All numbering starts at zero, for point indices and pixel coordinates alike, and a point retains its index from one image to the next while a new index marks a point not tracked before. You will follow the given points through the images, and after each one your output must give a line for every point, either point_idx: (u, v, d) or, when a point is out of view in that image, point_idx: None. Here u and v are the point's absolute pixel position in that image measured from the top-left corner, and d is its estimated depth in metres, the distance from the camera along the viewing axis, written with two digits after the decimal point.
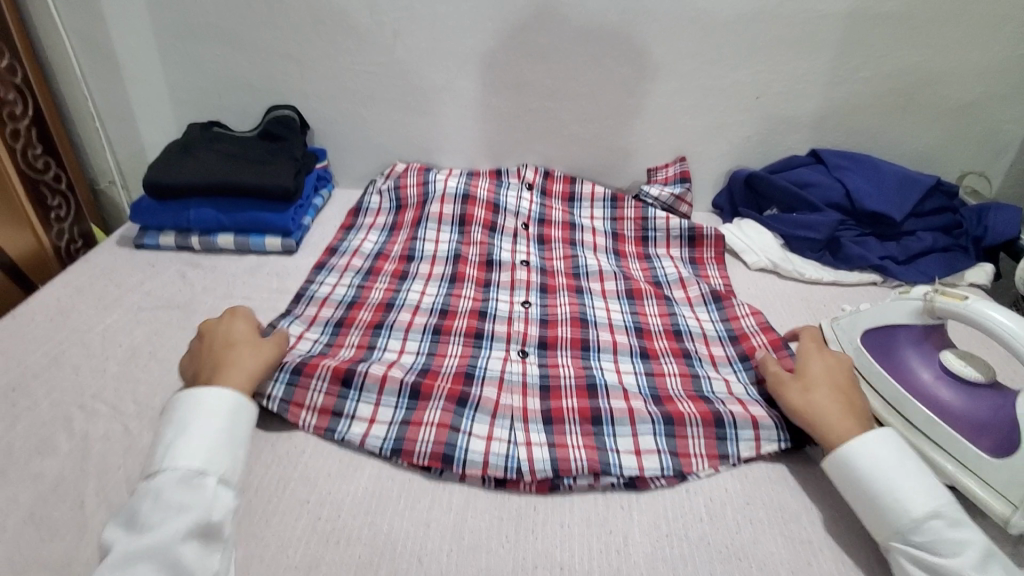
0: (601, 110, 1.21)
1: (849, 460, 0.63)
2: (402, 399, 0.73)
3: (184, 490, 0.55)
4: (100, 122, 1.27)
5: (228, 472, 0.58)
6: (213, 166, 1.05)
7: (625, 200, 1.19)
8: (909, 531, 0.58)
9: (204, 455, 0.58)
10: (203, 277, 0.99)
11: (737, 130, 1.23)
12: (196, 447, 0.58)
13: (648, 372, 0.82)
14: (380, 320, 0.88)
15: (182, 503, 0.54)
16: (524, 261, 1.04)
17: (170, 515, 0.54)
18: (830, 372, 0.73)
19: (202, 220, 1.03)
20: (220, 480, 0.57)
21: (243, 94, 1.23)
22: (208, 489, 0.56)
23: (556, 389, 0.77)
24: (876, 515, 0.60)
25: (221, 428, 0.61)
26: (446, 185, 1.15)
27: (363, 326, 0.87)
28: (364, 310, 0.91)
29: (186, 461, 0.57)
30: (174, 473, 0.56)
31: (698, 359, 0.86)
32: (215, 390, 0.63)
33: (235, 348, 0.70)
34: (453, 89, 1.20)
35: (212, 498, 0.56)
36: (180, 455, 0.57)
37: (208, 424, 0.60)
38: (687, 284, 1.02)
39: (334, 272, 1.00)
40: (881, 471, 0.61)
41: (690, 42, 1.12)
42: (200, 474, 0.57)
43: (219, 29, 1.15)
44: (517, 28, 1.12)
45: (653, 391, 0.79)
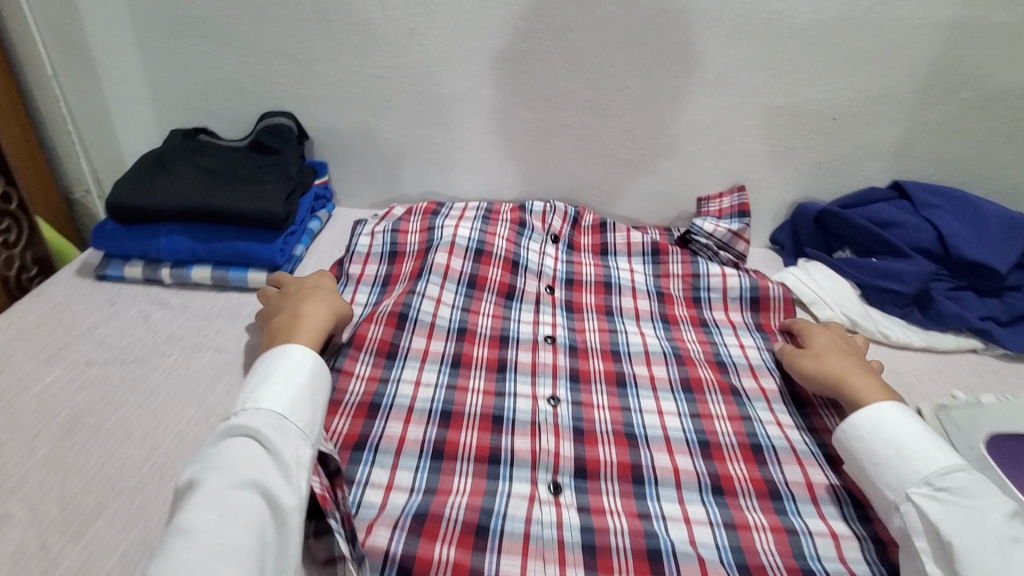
0: (646, 128, 1.03)
1: (879, 417, 0.64)
2: None
3: (271, 434, 0.57)
4: (73, 125, 1.12)
5: (307, 421, 0.60)
6: (190, 184, 0.90)
7: (670, 253, 1.00)
8: (935, 478, 0.58)
9: (288, 402, 0.60)
10: (170, 321, 0.83)
11: (806, 155, 1.04)
12: (280, 395, 0.60)
13: (727, 523, 0.62)
14: (361, 436, 0.68)
15: (273, 446, 0.56)
16: (549, 337, 0.85)
17: (259, 455, 0.55)
18: (836, 343, 0.79)
19: (174, 250, 0.87)
20: (302, 429, 0.59)
21: (233, 97, 1.06)
22: (292, 433, 0.58)
23: (604, 555, 0.58)
24: (901, 465, 0.60)
25: (305, 382, 0.63)
26: (456, 235, 0.95)
27: (340, 443, 0.67)
28: (340, 416, 0.71)
29: (272, 405, 0.59)
30: (262, 414, 0.58)
31: (791, 498, 0.66)
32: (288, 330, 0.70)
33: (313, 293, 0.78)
34: (474, 98, 1.03)
35: (295, 445, 0.57)
36: (267, 400, 0.59)
37: (294, 377, 0.63)
38: (758, 373, 0.82)
39: None
40: (916, 432, 0.62)
41: (759, 52, 0.94)
42: (284, 418, 0.58)
43: (204, 21, 0.99)
44: (552, 30, 0.94)
45: (737, 558, 0.58)
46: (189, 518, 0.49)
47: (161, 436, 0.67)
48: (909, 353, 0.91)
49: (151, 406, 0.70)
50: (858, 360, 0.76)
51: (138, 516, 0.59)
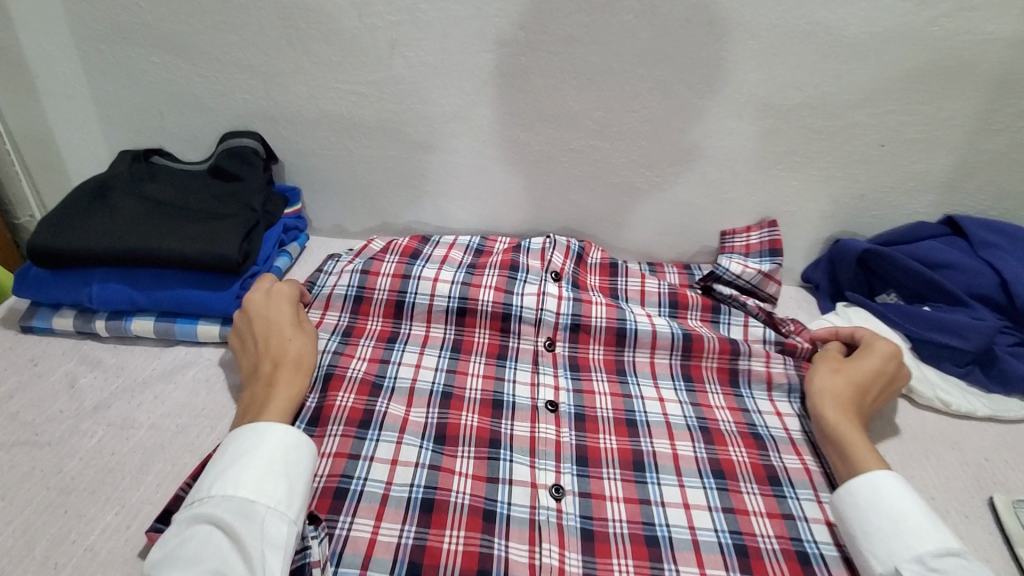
0: (666, 153, 0.90)
1: (880, 481, 0.59)
2: None
3: (236, 523, 0.51)
4: (12, 145, 0.99)
5: (279, 501, 0.53)
6: (134, 221, 0.77)
7: (690, 305, 0.87)
8: (928, 558, 0.53)
9: (257, 482, 0.53)
10: (101, 386, 0.70)
11: (847, 186, 0.91)
12: (248, 474, 0.53)
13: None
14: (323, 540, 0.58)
15: (236, 537, 0.50)
16: (551, 404, 0.72)
17: (222, 544, 0.50)
18: (875, 380, 0.71)
19: (110, 300, 0.74)
20: (273, 511, 0.52)
21: (192, 115, 0.93)
22: (259, 520, 0.51)
23: None
24: (894, 535, 0.55)
25: (277, 457, 0.55)
26: (434, 293, 0.81)
27: None
28: None
29: (238, 487, 0.53)
30: (227, 498, 0.52)
31: None
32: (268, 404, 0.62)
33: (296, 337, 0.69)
34: (468, 118, 0.90)
35: (263, 532, 0.51)
36: (233, 482, 0.53)
37: (263, 451, 0.55)
38: (802, 453, 0.69)
39: None
40: (915, 502, 0.57)
41: (798, 68, 0.81)
42: (250, 503, 0.52)
43: (155, 28, 0.85)
44: (558, 41, 0.81)
45: None
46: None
47: (66, 552, 0.54)
48: (973, 423, 0.78)
49: (60, 509, 0.57)
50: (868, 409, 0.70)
51: None
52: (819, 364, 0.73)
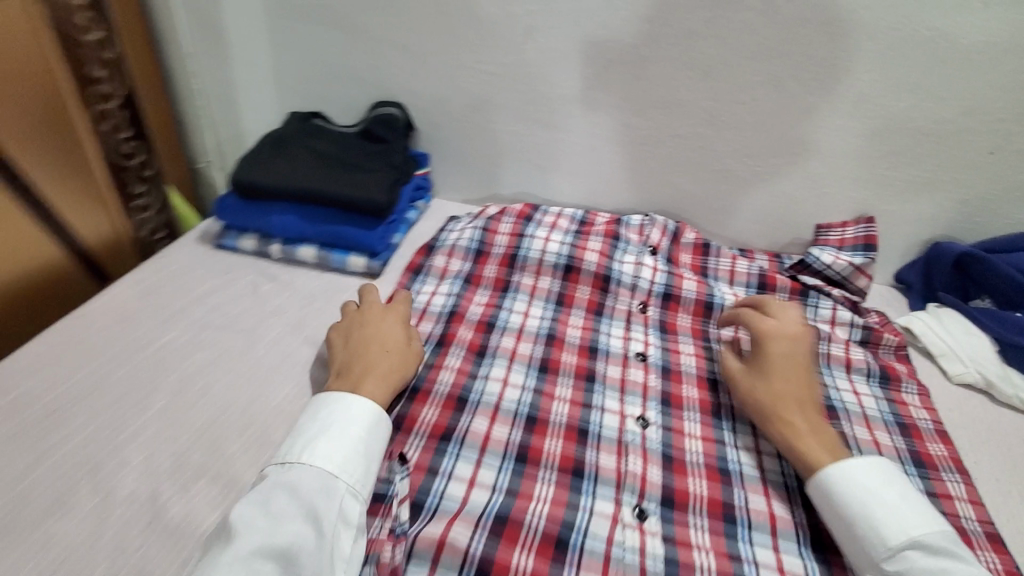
0: (770, 144, 0.96)
1: (834, 489, 0.60)
2: None
3: (318, 495, 0.55)
4: (201, 101, 1.16)
5: (358, 482, 0.58)
6: (305, 167, 0.94)
7: (777, 287, 0.93)
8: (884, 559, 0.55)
9: (340, 459, 0.58)
10: (276, 294, 0.88)
11: (950, 190, 0.93)
12: (333, 450, 0.58)
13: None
14: (448, 427, 0.70)
15: (316, 510, 0.54)
16: (640, 354, 0.82)
17: (301, 515, 0.54)
18: (789, 366, 0.70)
19: (286, 228, 0.92)
20: (350, 490, 0.57)
21: (350, 85, 1.10)
22: (338, 496, 0.56)
23: None
24: (853, 539, 0.57)
25: (360, 438, 0.61)
26: (545, 250, 0.94)
27: (427, 433, 0.70)
28: (428, 406, 0.73)
29: (323, 461, 0.57)
30: (312, 470, 0.56)
31: None
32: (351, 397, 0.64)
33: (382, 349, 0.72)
34: (586, 101, 1.00)
35: (340, 508, 0.56)
36: (320, 454, 0.58)
37: (349, 430, 0.61)
38: (873, 426, 0.75)
39: None
40: (875, 499, 0.57)
41: (910, 72, 0.85)
42: (334, 478, 0.56)
43: (334, 10, 1.02)
44: (679, 35, 0.90)
45: None
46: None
47: (260, 405, 0.70)
48: None
49: (252, 375, 0.74)
50: (808, 392, 0.68)
51: (234, 479, 0.62)
52: (734, 375, 0.72)
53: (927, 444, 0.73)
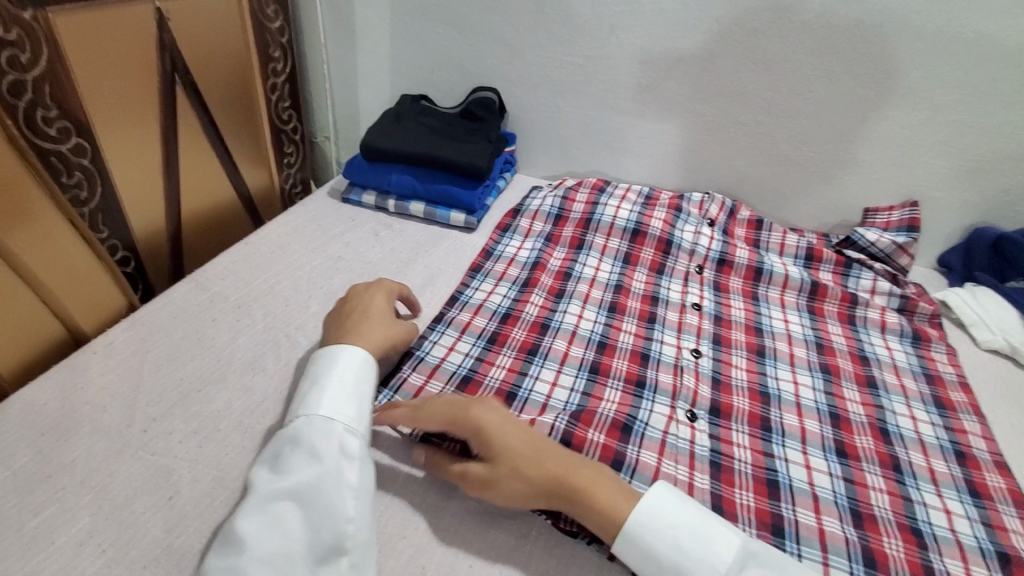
0: (822, 133, 1.08)
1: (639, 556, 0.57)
2: None
3: (314, 437, 0.60)
4: (330, 83, 1.39)
5: (353, 420, 0.62)
6: (417, 137, 1.14)
7: (823, 259, 1.04)
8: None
9: (332, 404, 0.63)
10: (393, 239, 1.08)
11: (993, 180, 1.02)
12: (325, 397, 0.63)
13: (846, 478, 0.71)
14: (533, 345, 0.86)
15: (315, 450, 0.59)
16: (696, 304, 0.97)
17: (304, 459, 0.59)
18: (518, 433, 0.64)
19: (402, 186, 1.11)
20: (347, 428, 0.62)
21: (454, 73, 1.29)
22: (336, 435, 0.61)
23: (728, 473, 0.70)
24: None
25: (348, 381, 0.66)
26: (616, 217, 1.10)
27: (516, 347, 0.85)
28: (518, 328, 0.89)
29: (316, 408, 0.62)
30: (308, 419, 0.62)
31: (911, 473, 0.72)
32: (339, 352, 0.69)
33: (370, 319, 0.77)
34: (659, 90, 1.15)
35: (341, 447, 0.60)
36: (312, 404, 0.63)
37: (336, 377, 0.66)
38: (901, 372, 0.87)
39: (490, 278, 0.99)
40: (672, 551, 0.56)
41: (958, 70, 0.95)
42: (329, 420, 0.61)
43: (447, 8, 1.21)
44: (746, 34, 1.03)
45: (852, 505, 0.68)
46: (239, 526, 0.54)
47: None
48: None
49: None
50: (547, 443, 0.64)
51: None
52: (486, 472, 0.62)
53: (949, 391, 0.84)
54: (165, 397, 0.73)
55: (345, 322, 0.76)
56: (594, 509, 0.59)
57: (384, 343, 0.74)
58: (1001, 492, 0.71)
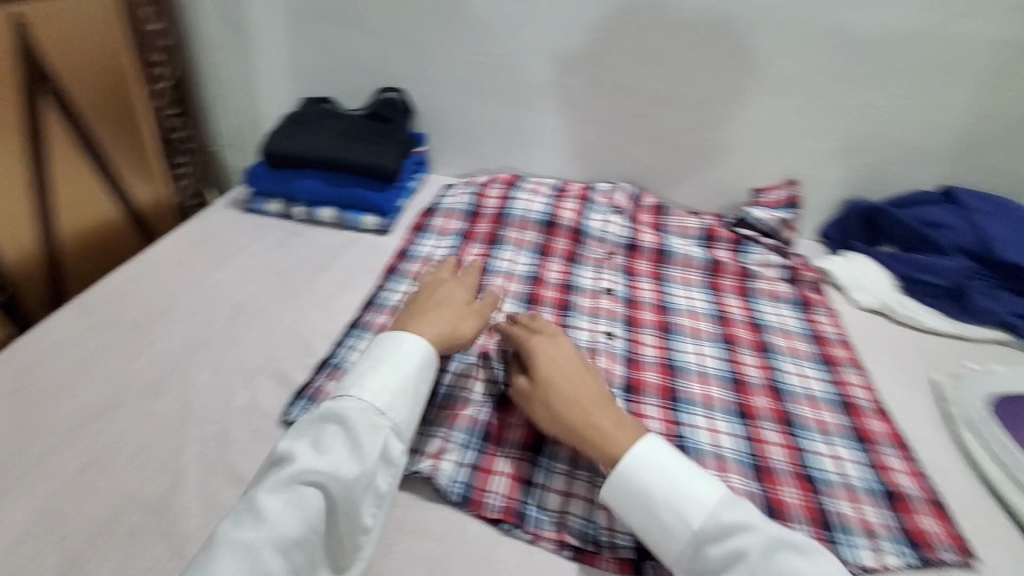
0: (712, 121, 1.15)
1: (629, 496, 0.61)
2: (473, 439, 0.73)
3: (363, 429, 0.57)
4: (224, 89, 1.32)
5: (402, 422, 0.60)
6: (322, 139, 1.10)
7: (720, 239, 1.12)
8: (684, 560, 0.57)
9: (388, 398, 0.60)
10: (302, 247, 1.04)
11: (859, 157, 1.13)
12: (384, 390, 0.60)
13: (747, 437, 0.76)
14: None
15: (359, 444, 0.56)
16: (608, 290, 1.00)
17: (346, 448, 0.56)
18: (565, 371, 0.69)
19: (309, 191, 1.08)
20: (393, 430, 0.59)
21: (358, 75, 1.27)
22: (381, 431, 0.58)
23: None
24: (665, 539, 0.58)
25: (409, 377, 0.63)
26: (528, 210, 1.12)
27: None
28: None
29: (371, 399, 0.59)
30: (361, 405, 0.58)
31: (803, 426, 0.79)
32: (404, 341, 0.66)
33: (440, 308, 0.75)
34: (561, 86, 1.19)
35: (383, 446, 0.58)
36: (370, 391, 0.60)
37: (400, 369, 0.63)
38: (791, 335, 0.95)
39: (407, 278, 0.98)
40: (663, 492, 0.59)
41: (821, 58, 1.05)
42: (379, 416, 0.59)
43: (346, 10, 1.20)
44: (635, 29, 1.09)
45: (753, 460, 0.73)
46: (264, 498, 0.52)
47: (301, 326, 0.86)
48: (937, 339, 0.99)
49: (291, 303, 0.90)
50: (591, 387, 0.69)
51: (282, 373, 0.78)
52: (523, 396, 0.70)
53: (833, 348, 0.92)
54: (49, 433, 0.67)
55: (420, 308, 0.75)
56: (599, 446, 0.63)
57: (450, 333, 0.72)
58: (883, 436, 0.78)
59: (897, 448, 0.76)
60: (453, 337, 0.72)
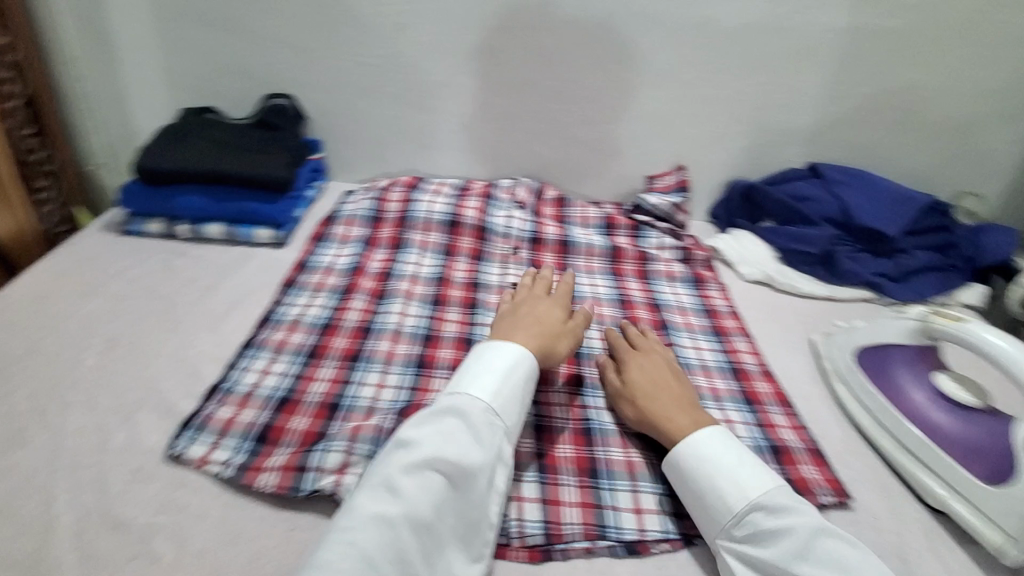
0: (602, 114, 1.20)
1: (690, 466, 0.64)
2: (379, 446, 0.67)
3: (479, 425, 0.59)
4: (91, 106, 1.22)
5: (510, 420, 0.62)
6: (202, 152, 1.04)
7: (619, 226, 1.17)
8: (732, 529, 0.60)
9: (501, 399, 0.62)
10: (189, 268, 0.98)
11: (737, 140, 1.22)
12: (502, 392, 0.63)
13: None
14: (356, 350, 0.83)
15: (479, 438, 0.59)
16: (515, 284, 1.02)
17: (468, 441, 0.58)
18: (658, 370, 0.77)
19: (192, 208, 1.02)
20: (504, 428, 0.62)
21: (242, 83, 1.21)
22: (494, 429, 0.61)
23: (551, 431, 0.76)
24: (717, 507, 0.61)
25: (516, 382, 0.65)
26: (431, 211, 1.12)
27: (338, 356, 0.82)
28: (339, 337, 0.86)
29: (483, 398, 0.62)
30: (475, 402, 0.61)
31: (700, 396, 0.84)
32: (500, 355, 0.67)
33: (556, 328, 0.76)
34: (454, 85, 1.19)
35: (496, 441, 0.60)
36: (490, 392, 0.62)
37: (498, 371, 0.65)
38: (687, 312, 1.00)
39: (306, 290, 0.94)
40: (728, 468, 0.62)
41: (693, 50, 1.12)
42: (495, 416, 0.61)
43: (221, 15, 1.14)
44: (520, 27, 1.11)
45: None
46: (396, 478, 0.54)
47: (189, 352, 0.81)
48: (814, 302, 1.08)
49: (177, 330, 0.85)
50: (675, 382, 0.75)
51: (168, 406, 0.73)
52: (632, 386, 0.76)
53: (723, 320, 0.99)
54: None
55: (506, 320, 0.77)
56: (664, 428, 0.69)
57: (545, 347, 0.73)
58: (768, 396, 0.84)
59: (781, 406, 0.82)
60: (547, 351, 0.73)
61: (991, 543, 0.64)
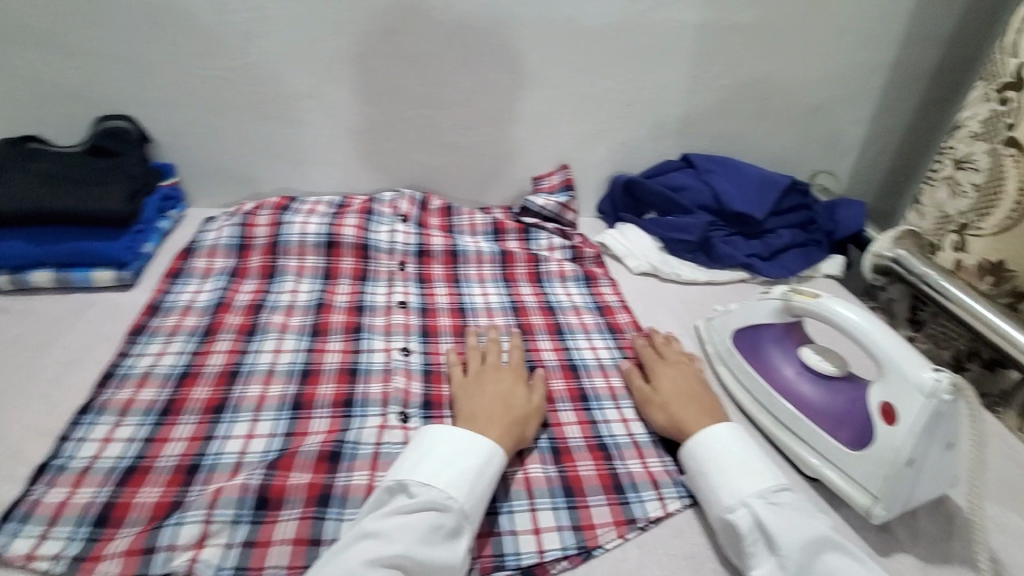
0: (480, 117, 1.17)
1: (721, 448, 0.68)
2: (245, 509, 0.61)
3: (434, 515, 0.57)
4: None
5: (468, 507, 0.59)
6: (18, 189, 0.90)
7: (508, 230, 1.15)
8: (768, 493, 0.63)
9: (456, 483, 0.60)
10: (12, 325, 0.84)
11: (613, 136, 1.24)
12: (455, 476, 0.60)
13: (545, 424, 0.78)
14: (221, 399, 0.75)
15: (433, 530, 0.56)
16: (402, 303, 0.96)
17: (422, 534, 0.55)
18: (685, 378, 0.80)
19: (9, 255, 0.87)
20: (462, 516, 0.58)
21: (68, 104, 1.06)
22: (450, 518, 0.57)
23: None
24: (740, 477, 0.65)
25: (473, 463, 0.62)
26: (305, 233, 1.03)
27: (199, 409, 0.73)
28: (200, 386, 0.77)
29: (437, 485, 0.59)
30: (428, 489, 0.58)
31: (596, 397, 0.84)
32: (470, 440, 0.64)
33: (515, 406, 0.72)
34: (320, 96, 1.11)
35: (452, 533, 0.57)
36: (443, 477, 0.60)
37: (457, 453, 0.62)
38: (580, 312, 1.00)
39: (160, 336, 0.84)
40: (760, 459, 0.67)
41: (561, 49, 1.12)
42: (449, 504, 0.58)
43: (32, 28, 0.99)
44: (383, 32, 1.06)
45: (552, 446, 0.76)
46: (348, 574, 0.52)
47: (11, 429, 0.69)
48: (696, 287, 1.13)
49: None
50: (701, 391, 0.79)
51: None
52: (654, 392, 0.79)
53: (616, 316, 1.00)
54: None
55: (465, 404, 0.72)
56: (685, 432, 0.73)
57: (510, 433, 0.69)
58: None
59: None
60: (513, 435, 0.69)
61: (863, 505, 0.68)
